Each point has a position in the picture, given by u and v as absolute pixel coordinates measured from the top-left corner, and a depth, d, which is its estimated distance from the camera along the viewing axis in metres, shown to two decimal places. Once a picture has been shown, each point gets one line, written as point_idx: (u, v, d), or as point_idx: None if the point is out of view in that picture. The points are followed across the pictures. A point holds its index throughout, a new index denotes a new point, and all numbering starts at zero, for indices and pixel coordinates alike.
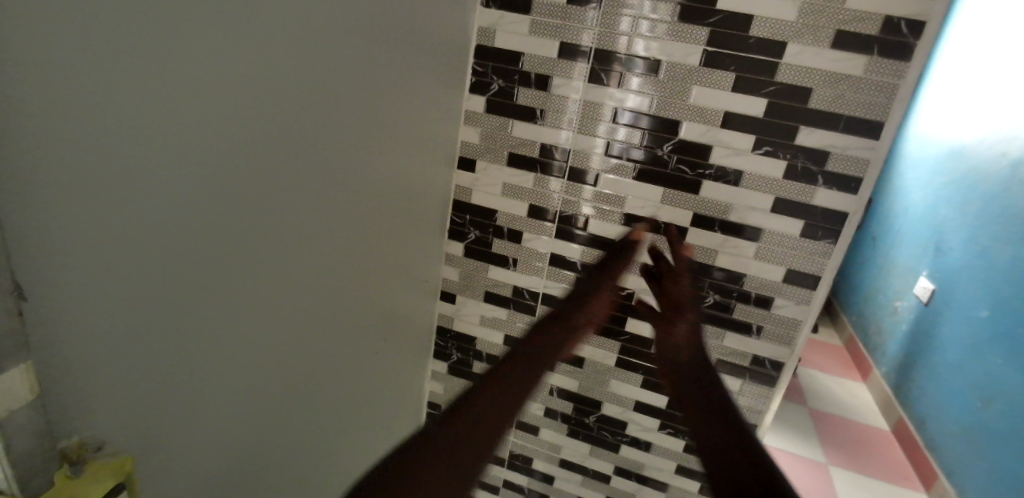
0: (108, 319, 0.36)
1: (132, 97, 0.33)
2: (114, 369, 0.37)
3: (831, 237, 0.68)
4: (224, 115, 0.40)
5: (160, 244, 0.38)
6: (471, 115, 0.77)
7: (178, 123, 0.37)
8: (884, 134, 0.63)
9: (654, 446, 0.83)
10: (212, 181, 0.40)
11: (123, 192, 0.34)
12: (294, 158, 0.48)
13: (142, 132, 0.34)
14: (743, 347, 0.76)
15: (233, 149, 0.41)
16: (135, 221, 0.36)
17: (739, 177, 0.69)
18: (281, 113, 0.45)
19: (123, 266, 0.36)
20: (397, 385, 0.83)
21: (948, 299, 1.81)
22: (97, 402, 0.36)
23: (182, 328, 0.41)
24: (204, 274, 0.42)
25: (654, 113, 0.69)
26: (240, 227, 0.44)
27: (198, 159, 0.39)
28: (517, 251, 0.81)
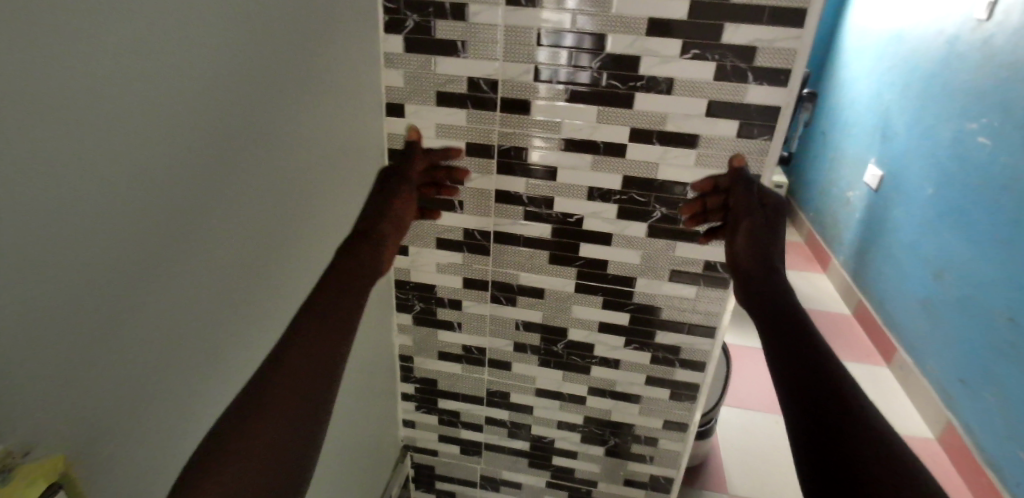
0: (27, 315, 0.34)
1: (36, 79, 0.32)
2: (41, 364, 0.35)
3: (766, 134, 0.68)
4: (115, 82, 0.37)
5: (65, 229, 0.35)
6: (391, 58, 0.73)
7: (65, 97, 0.33)
8: (807, 20, 0.62)
9: (623, 362, 0.86)
10: (116, 155, 0.37)
11: (17, 181, 0.32)
12: (213, 123, 0.46)
13: (22, 111, 0.31)
14: (696, 255, 0.76)
15: (134, 118, 0.38)
16: (35, 208, 0.33)
17: (671, 85, 0.68)
18: (187, 79, 0.42)
19: (26, 261, 0.33)
20: (367, 343, 0.83)
21: (895, 184, 1.87)
22: (29, 396, 0.35)
23: (115, 311, 0.40)
24: (124, 255, 0.39)
25: (598, 32, 0.66)
26: (161, 201, 0.42)
27: (94, 132, 0.36)
28: (461, 193, 0.80)
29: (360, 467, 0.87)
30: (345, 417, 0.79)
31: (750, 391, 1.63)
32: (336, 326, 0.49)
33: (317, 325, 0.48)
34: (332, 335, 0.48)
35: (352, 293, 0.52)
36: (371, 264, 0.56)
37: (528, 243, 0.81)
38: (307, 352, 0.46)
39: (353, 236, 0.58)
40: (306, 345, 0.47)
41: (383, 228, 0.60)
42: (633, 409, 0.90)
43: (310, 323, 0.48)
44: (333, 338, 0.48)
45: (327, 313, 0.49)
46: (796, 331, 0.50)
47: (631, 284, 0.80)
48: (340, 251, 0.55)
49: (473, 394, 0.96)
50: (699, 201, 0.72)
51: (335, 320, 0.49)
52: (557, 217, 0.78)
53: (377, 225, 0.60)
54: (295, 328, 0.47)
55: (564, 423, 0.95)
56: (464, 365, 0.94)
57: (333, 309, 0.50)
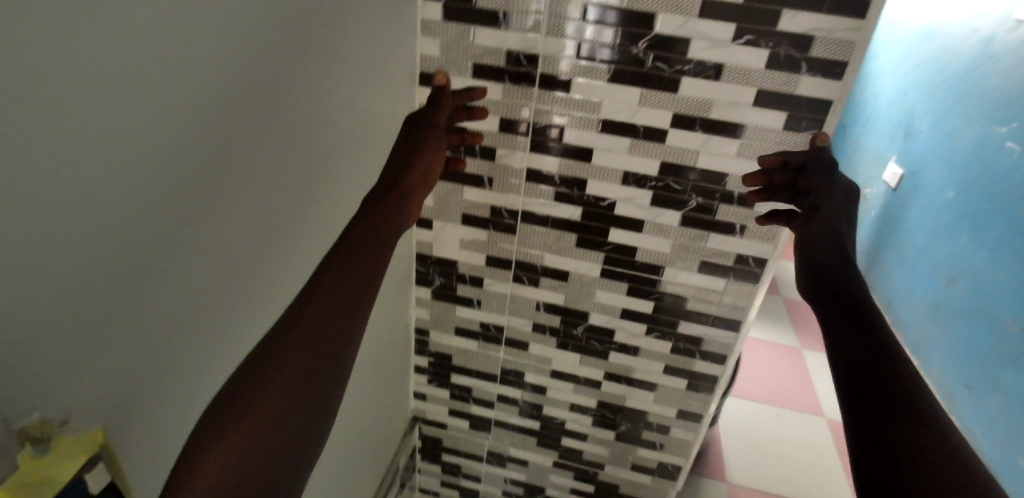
0: (44, 282, 0.31)
1: (76, 40, 0.30)
2: (59, 335, 0.33)
3: (813, 129, 0.66)
4: (142, 33, 0.33)
5: (88, 192, 0.32)
6: (428, 23, 0.70)
7: (88, 46, 0.30)
8: (870, 12, 0.59)
9: (642, 350, 0.86)
10: (142, 113, 0.34)
11: (36, 140, 0.29)
12: (243, 83, 0.43)
13: (42, 59, 0.28)
14: (727, 247, 0.75)
15: (161, 74, 0.35)
16: (55, 169, 0.30)
17: (720, 72, 0.65)
18: (219, 33, 0.39)
19: (51, 225, 0.31)
20: (385, 316, 0.83)
21: (914, 187, 1.85)
22: (63, 370, 0.34)
23: (135, 281, 0.37)
24: (146, 222, 0.37)
25: (622, 7, 0.63)
26: (186, 166, 0.39)
27: (118, 88, 0.33)
28: (491, 169, 0.78)
29: (371, 436, 0.88)
30: (359, 389, 0.79)
31: (752, 379, 1.65)
32: (347, 297, 0.46)
33: (330, 293, 0.46)
34: (344, 306, 0.46)
35: (370, 260, 0.49)
36: (394, 223, 0.54)
37: (556, 225, 0.79)
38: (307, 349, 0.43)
39: (376, 191, 0.55)
40: (304, 336, 0.43)
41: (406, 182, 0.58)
42: (647, 397, 0.90)
43: (324, 292, 0.46)
44: (336, 331, 0.45)
45: (342, 281, 0.47)
46: (867, 351, 0.49)
47: (658, 273, 0.79)
48: (363, 208, 0.52)
49: (486, 371, 0.96)
50: (766, 174, 0.67)
51: (348, 289, 0.47)
52: (588, 200, 0.76)
53: (401, 177, 0.57)
54: (308, 295, 0.45)
55: (577, 406, 0.95)
56: (480, 342, 0.93)
57: (348, 276, 0.47)
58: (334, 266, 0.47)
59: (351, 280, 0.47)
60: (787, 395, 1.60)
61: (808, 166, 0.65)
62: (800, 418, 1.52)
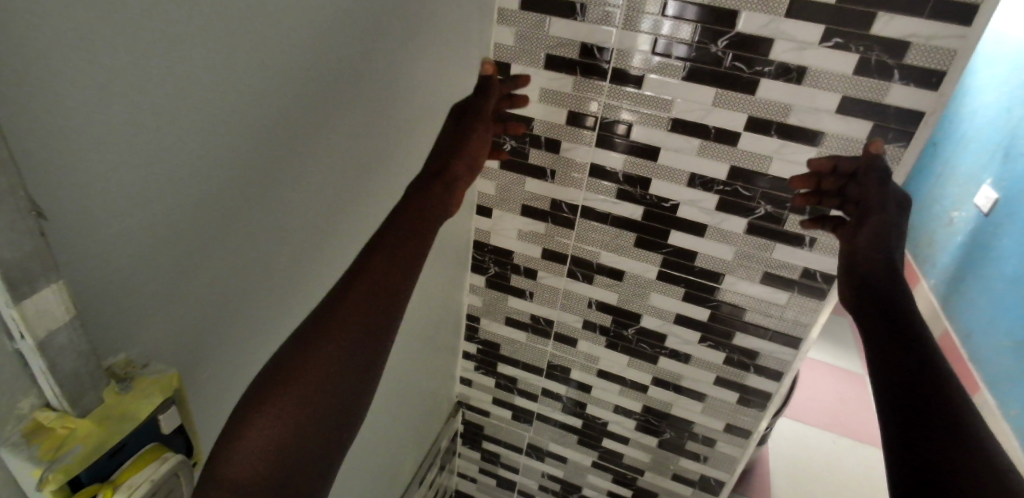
0: (134, 228, 0.34)
1: (184, 16, 0.33)
2: (148, 283, 0.37)
3: (901, 141, 0.62)
4: (239, 12, 0.36)
5: (177, 148, 0.35)
6: (505, 14, 0.71)
7: (190, 12, 0.33)
8: (978, 17, 0.54)
9: (694, 358, 0.84)
10: (229, 79, 0.37)
11: (142, 103, 0.32)
12: (320, 57, 0.45)
13: (151, 22, 0.31)
14: (794, 260, 0.72)
15: (248, 43, 0.38)
16: (159, 130, 0.34)
17: (803, 75, 0.62)
18: (303, 8, 0.41)
19: (150, 183, 0.34)
20: (438, 299, 0.85)
21: (1010, 212, 1.69)
22: (150, 313, 0.38)
23: (211, 236, 0.40)
24: (224, 183, 0.40)
25: (704, 3, 0.62)
26: (262, 132, 0.41)
27: (212, 54, 0.35)
28: (554, 162, 0.78)
29: (416, 414, 0.91)
30: (409, 366, 0.82)
31: (809, 401, 1.57)
32: (400, 265, 0.49)
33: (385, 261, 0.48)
34: (396, 276, 0.48)
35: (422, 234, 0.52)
36: (439, 207, 0.55)
37: (615, 223, 0.79)
38: (343, 343, 0.43)
39: (426, 175, 0.56)
40: (357, 307, 0.45)
41: (456, 170, 0.58)
42: (694, 406, 0.88)
43: (379, 258, 0.48)
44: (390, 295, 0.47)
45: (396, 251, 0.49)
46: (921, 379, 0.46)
47: (717, 280, 0.77)
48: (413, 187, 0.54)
49: (532, 363, 0.97)
50: (814, 178, 0.65)
51: (400, 259, 0.49)
52: (651, 200, 0.75)
53: (450, 164, 0.58)
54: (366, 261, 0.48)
55: (620, 408, 0.94)
56: (529, 333, 0.94)
57: (401, 247, 0.50)
58: (391, 237, 0.50)
59: (399, 263, 0.49)
60: (847, 423, 1.50)
61: (860, 173, 0.61)
62: (857, 447, 1.43)
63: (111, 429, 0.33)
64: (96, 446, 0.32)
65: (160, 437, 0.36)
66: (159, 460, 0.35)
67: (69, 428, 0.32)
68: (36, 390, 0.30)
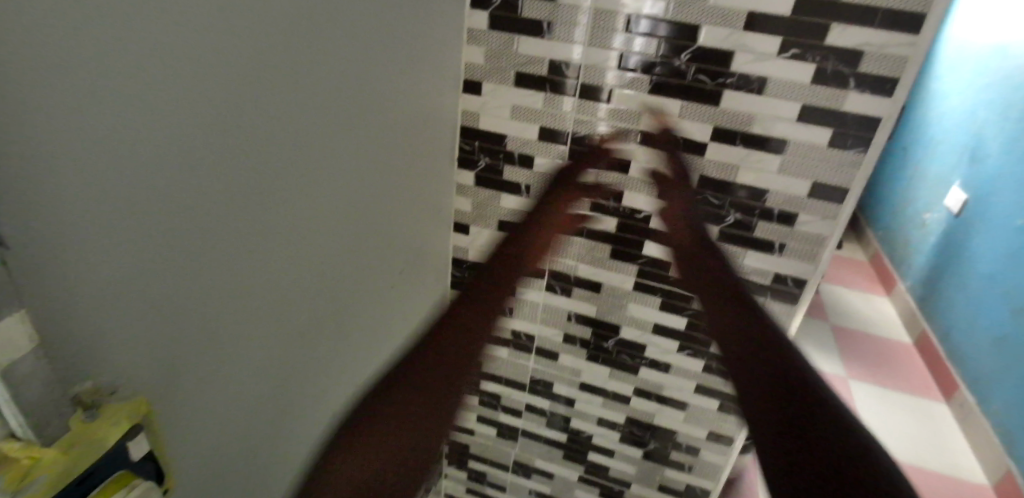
0: (106, 257, 0.34)
1: (161, 50, 0.33)
2: (127, 313, 0.36)
3: (861, 147, 0.64)
4: (216, 43, 0.36)
5: (153, 178, 0.35)
6: (474, 33, 0.72)
7: (164, 41, 0.33)
8: (926, 27, 0.57)
9: (674, 367, 0.84)
10: (202, 106, 0.37)
11: (123, 140, 0.32)
12: (293, 81, 0.45)
13: (124, 51, 0.30)
14: (765, 265, 0.73)
15: (221, 70, 0.38)
16: (142, 163, 0.34)
17: (764, 85, 0.64)
18: (275, 35, 0.42)
19: (131, 215, 0.34)
20: (418, 317, 0.85)
21: (981, 212, 1.73)
22: (127, 343, 0.37)
23: (186, 265, 0.40)
24: (197, 207, 0.39)
25: (672, 19, 0.64)
26: (235, 156, 0.41)
27: (185, 81, 0.35)
28: (528, 178, 0.79)
29: None
30: None
31: None
32: None
33: None
34: None
35: None
36: None
37: (590, 236, 0.79)
38: None
39: None
40: None
41: None
42: (677, 415, 0.88)
43: None
44: None
45: None
46: None
47: None
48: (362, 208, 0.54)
49: (515, 379, 0.97)
50: None
51: None
52: (624, 212, 0.76)
53: None
54: None
55: (604, 420, 0.94)
56: (511, 349, 0.94)
57: None
58: None
59: None
60: None
61: None
62: None
63: (77, 458, 0.32)
64: (68, 473, 0.32)
65: (127, 464, 0.36)
66: (126, 489, 0.35)
67: (35, 459, 0.30)
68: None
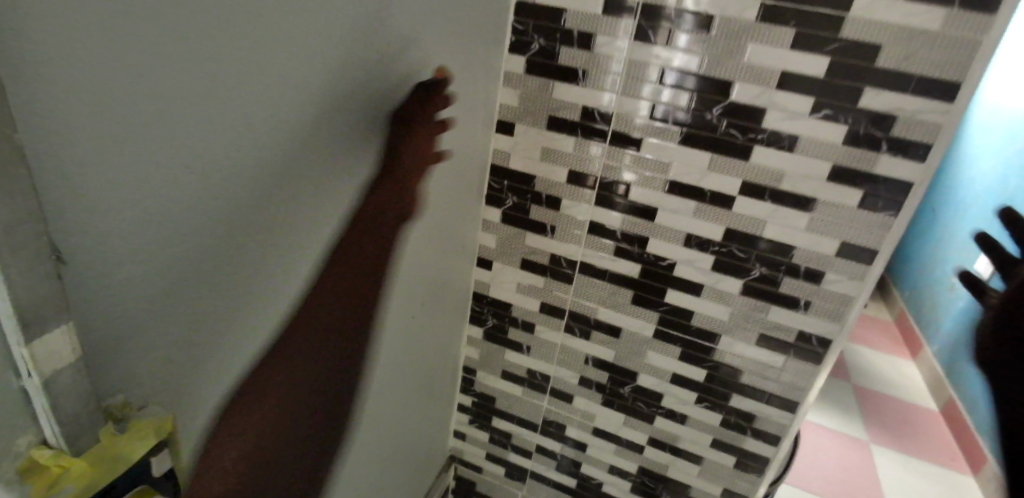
0: (142, 273, 0.35)
1: (206, 85, 0.35)
2: (155, 333, 0.38)
3: (892, 210, 0.63)
4: (256, 78, 0.39)
5: (189, 205, 0.37)
6: (510, 76, 0.75)
7: (210, 75, 0.35)
8: (959, 95, 0.57)
9: (691, 418, 0.83)
10: (241, 136, 0.39)
11: (166, 169, 0.34)
12: (331, 117, 0.47)
13: (173, 83, 0.33)
14: (789, 322, 0.72)
15: (262, 103, 0.40)
16: (178, 191, 0.36)
17: (794, 143, 0.64)
18: (314, 74, 0.44)
19: (167, 238, 0.36)
20: (435, 349, 0.85)
21: None
22: (152, 362, 0.38)
23: (213, 288, 0.41)
24: (230, 228, 0.41)
25: (702, 73, 0.65)
26: (268, 184, 0.43)
27: (227, 113, 0.37)
28: (554, 218, 0.80)
29: (408, 468, 0.89)
30: (401, 416, 0.81)
31: (811, 467, 1.52)
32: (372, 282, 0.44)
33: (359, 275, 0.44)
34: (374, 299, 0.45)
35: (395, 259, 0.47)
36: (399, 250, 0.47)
37: (612, 279, 0.79)
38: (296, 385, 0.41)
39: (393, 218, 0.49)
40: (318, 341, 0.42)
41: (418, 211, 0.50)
42: (692, 469, 0.86)
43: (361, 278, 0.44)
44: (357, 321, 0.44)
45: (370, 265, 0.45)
46: None
47: (714, 340, 0.77)
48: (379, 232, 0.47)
49: (528, 418, 0.96)
50: None
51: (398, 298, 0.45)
52: (647, 258, 0.76)
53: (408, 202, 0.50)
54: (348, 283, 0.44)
55: (616, 468, 0.92)
56: (525, 387, 0.93)
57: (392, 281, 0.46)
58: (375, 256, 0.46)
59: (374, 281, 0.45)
60: (849, 491, 1.45)
61: None
62: None
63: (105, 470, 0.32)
64: (90, 486, 0.32)
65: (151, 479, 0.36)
66: None
67: (63, 467, 0.31)
68: (34, 427, 0.30)
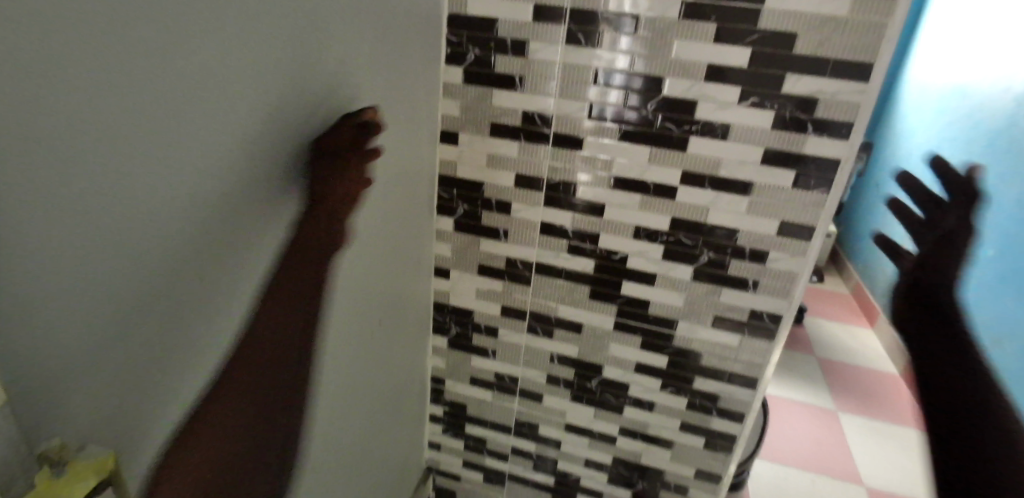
0: (74, 314, 0.34)
1: (129, 122, 0.34)
2: (94, 376, 0.37)
3: (823, 188, 0.66)
4: (187, 110, 0.38)
5: (123, 243, 0.36)
6: (450, 87, 0.75)
7: (136, 112, 0.34)
8: (873, 75, 0.60)
9: (658, 405, 0.85)
10: (176, 170, 0.38)
11: (94, 211, 0.33)
12: (269, 143, 0.47)
13: (98, 117, 0.32)
14: (740, 302, 0.75)
15: (194, 136, 0.39)
16: (108, 232, 0.35)
17: (727, 131, 0.67)
18: (249, 102, 0.44)
19: (102, 281, 0.35)
20: (401, 363, 0.85)
21: None
22: (95, 411, 0.37)
23: (154, 328, 0.40)
24: (172, 264, 0.40)
25: (647, 73, 0.67)
26: (210, 216, 0.42)
27: (159, 147, 0.37)
28: (507, 222, 0.81)
29: (384, 485, 0.89)
30: (371, 435, 0.80)
31: (783, 441, 1.57)
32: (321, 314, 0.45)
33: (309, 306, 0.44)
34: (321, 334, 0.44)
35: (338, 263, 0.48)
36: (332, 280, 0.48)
37: (569, 277, 0.81)
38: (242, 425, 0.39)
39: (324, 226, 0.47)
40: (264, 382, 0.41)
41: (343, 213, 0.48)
42: (664, 454, 0.88)
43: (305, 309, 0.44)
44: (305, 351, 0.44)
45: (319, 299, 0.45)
46: None
47: (672, 326, 0.79)
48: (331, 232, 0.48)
49: (501, 421, 0.96)
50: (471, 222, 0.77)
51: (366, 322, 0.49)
52: (600, 253, 0.78)
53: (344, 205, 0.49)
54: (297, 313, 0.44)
55: (592, 461, 0.93)
56: (495, 392, 0.94)
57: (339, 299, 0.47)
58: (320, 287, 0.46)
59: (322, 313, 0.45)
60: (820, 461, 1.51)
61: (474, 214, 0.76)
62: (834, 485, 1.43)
63: None
64: None
65: None
66: None
67: None
68: None
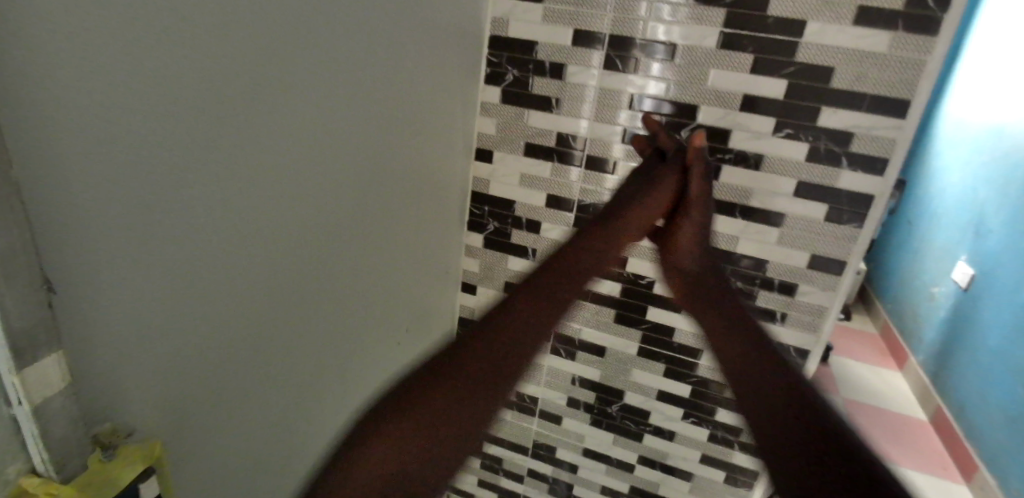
0: (119, 303, 0.35)
1: (180, 124, 0.36)
2: (132, 368, 0.38)
3: (856, 221, 0.66)
4: (235, 115, 0.40)
5: (167, 240, 0.37)
6: (487, 106, 0.77)
7: (186, 113, 0.36)
8: (910, 111, 0.60)
9: (678, 434, 0.83)
10: (223, 173, 0.40)
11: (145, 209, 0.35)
12: (311, 149, 0.49)
13: (152, 114, 0.34)
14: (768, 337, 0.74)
15: (239, 140, 0.41)
16: (155, 229, 0.36)
17: (760, 161, 0.67)
18: (293, 108, 0.45)
19: (147, 276, 0.36)
20: None
21: (988, 289, 1.74)
22: (132, 404, 0.39)
23: (190, 325, 0.41)
24: (212, 258, 0.41)
25: (676, 98, 0.68)
26: (253, 215, 0.44)
27: (210, 150, 0.38)
28: (535, 241, 0.81)
29: None
30: None
31: None
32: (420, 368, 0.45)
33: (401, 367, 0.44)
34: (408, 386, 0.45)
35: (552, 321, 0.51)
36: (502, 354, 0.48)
37: (594, 298, 0.81)
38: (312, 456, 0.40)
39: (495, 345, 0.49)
40: None
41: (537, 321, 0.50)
42: (683, 486, 0.86)
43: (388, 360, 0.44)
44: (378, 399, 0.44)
45: None
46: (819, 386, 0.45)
47: (698, 355, 0.78)
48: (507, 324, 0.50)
49: (518, 442, 0.95)
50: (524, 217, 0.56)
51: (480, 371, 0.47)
52: (627, 276, 0.78)
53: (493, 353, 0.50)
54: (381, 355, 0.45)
55: (608, 489, 0.92)
56: (514, 411, 0.94)
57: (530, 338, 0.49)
58: None
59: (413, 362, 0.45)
60: None
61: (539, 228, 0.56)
62: None
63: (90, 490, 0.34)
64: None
65: None
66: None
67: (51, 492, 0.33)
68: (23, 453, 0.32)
